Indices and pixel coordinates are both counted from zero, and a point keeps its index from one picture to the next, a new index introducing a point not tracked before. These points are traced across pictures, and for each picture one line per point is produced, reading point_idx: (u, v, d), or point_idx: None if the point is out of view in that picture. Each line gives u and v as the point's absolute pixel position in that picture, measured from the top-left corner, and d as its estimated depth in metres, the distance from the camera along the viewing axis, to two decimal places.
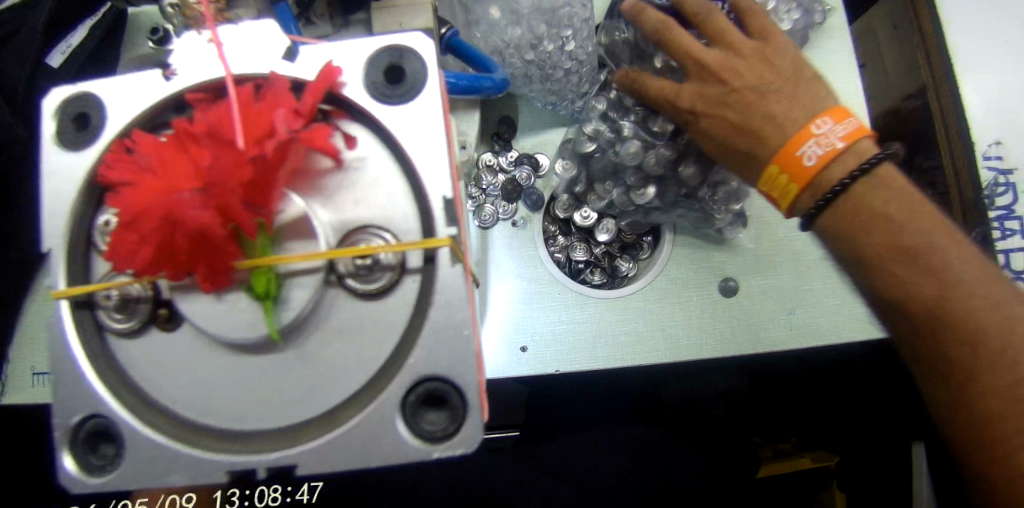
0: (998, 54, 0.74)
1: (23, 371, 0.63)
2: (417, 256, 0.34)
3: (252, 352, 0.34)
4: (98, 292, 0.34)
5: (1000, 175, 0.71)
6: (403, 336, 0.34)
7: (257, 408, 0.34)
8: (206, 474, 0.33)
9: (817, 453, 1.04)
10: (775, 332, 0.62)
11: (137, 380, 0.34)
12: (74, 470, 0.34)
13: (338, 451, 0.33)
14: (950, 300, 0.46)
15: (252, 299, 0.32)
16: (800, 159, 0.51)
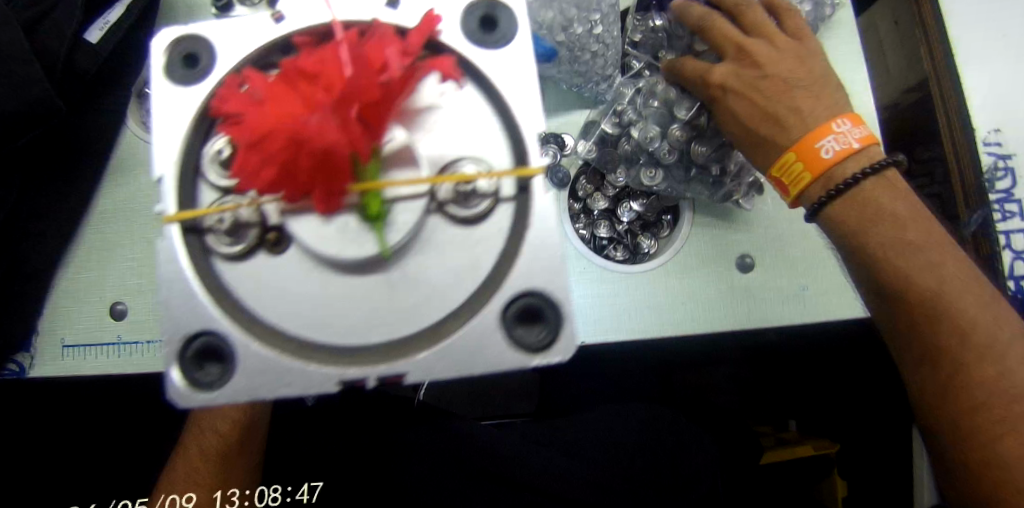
0: (996, 46, 0.76)
1: (54, 344, 0.64)
2: (509, 185, 0.36)
3: (357, 275, 0.35)
4: (208, 216, 0.35)
5: (999, 160, 0.73)
6: (495, 266, 0.36)
7: (359, 327, 0.35)
8: (318, 386, 0.34)
9: (818, 441, 1.11)
10: (789, 307, 0.64)
11: (242, 302, 0.35)
12: (182, 385, 0.35)
13: (445, 363, 0.35)
14: (948, 297, 0.53)
15: (361, 220, 0.33)
16: (818, 151, 0.56)
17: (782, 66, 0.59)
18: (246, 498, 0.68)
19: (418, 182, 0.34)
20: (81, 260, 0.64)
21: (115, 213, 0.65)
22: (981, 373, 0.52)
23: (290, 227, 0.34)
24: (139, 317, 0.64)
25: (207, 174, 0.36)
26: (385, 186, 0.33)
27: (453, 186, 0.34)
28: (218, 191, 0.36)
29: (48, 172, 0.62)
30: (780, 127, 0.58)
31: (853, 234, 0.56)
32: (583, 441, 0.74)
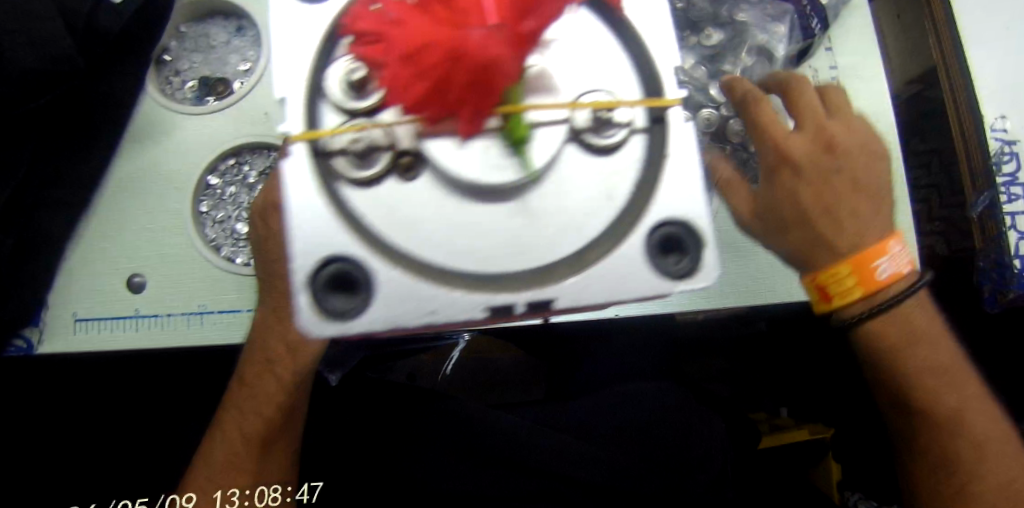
0: (1001, 38, 0.76)
1: (65, 317, 0.61)
2: (642, 118, 0.33)
3: (491, 200, 0.32)
4: (337, 136, 0.32)
5: (1004, 145, 0.73)
6: (634, 195, 0.33)
7: (481, 261, 0.32)
8: (465, 312, 0.31)
9: (812, 426, 1.14)
10: None
11: (371, 226, 0.32)
12: (314, 313, 0.31)
13: (593, 284, 0.32)
14: (966, 415, 0.61)
15: (505, 145, 0.31)
16: (876, 270, 0.55)
17: (847, 163, 0.57)
18: (246, 498, 0.61)
19: (557, 109, 0.32)
20: (99, 229, 0.62)
21: (136, 182, 0.63)
22: (983, 481, 0.60)
23: (427, 148, 0.31)
24: (159, 289, 0.62)
25: (331, 92, 0.32)
26: (527, 110, 0.31)
27: (592, 112, 0.32)
28: (343, 113, 0.32)
29: (64, 136, 0.60)
30: (836, 232, 0.55)
31: (888, 350, 0.60)
32: (595, 421, 0.77)
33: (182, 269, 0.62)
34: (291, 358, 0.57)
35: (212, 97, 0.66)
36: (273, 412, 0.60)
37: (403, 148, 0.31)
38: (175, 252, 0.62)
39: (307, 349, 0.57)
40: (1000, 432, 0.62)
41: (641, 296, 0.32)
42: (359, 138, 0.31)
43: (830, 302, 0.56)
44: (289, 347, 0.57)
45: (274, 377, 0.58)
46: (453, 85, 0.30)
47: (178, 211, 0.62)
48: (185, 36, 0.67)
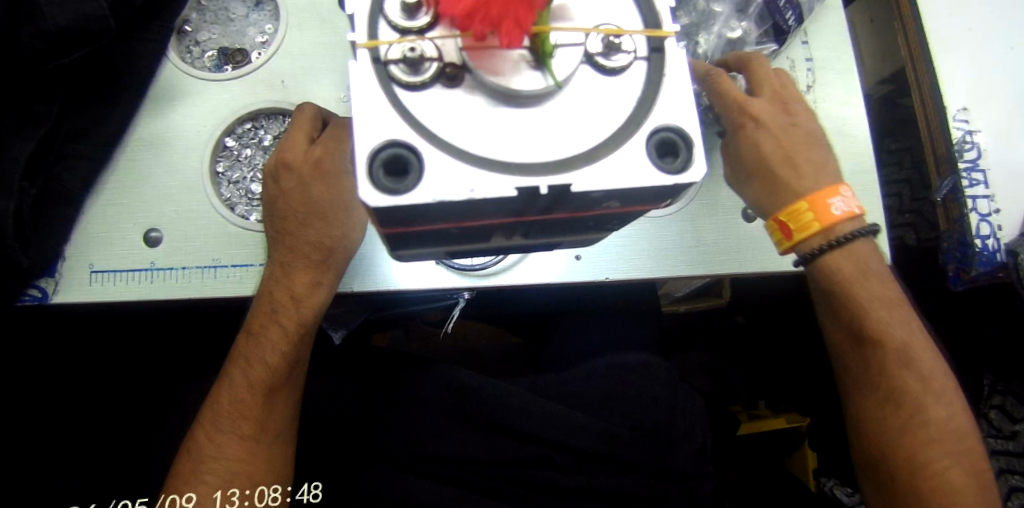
0: (964, 38, 0.82)
1: (80, 269, 0.64)
2: (642, 48, 0.30)
3: (532, 104, 0.28)
4: (389, 44, 0.28)
5: (966, 134, 0.80)
6: (640, 99, 0.29)
7: (504, 150, 0.27)
8: (499, 191, 0.27)
9: (790, 415, 1.17)
10: None
11: (411, 112, 0.28)
12: (372, 187, 0.26)
13: (631, 166, 0.28)
14: (913, 349, 0.63)
15: (533, 62, 0.27)
16: (830, 207, 0.60)
17: (798, 120, 0.62)
18: (246, 498, 0.61)
19: (575, 33, 0.28)
20: (118, 187, 0.65)
21: (155, 143, 0.66)
22: (925, 411, 0.62)
23: (471, 62, 0.27)
24: (174, 244, 0.64)
25: (387, 7, 0.28)
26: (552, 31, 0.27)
27: (601, 38, 0.29)
28: (396, 31, 0.28)
29: (88, 96, 0.63)
30: (794, 181, 0.61)
31: (843, 280, 0.62)
32: (580, 389, 0.79)
33: (197, 225, 0.65)
34: (299, 305, 0.60)
35: (230, 66, 0.69)
36: (276, 361, 0.61)
37: (448, 60, 0.28)
38: (189, 209, 0.65)
39: (317, 293, 0.59)
40: (942, 373, 0.64)
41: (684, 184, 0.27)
42: (412, 47, 0.27)
43: (791, 238, 0.62)
44: (296, 295, 0.59)
45: (279, 324, 0.61)
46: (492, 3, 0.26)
47: (194, 170, 0.66)
48: (205, 9, 0.71)
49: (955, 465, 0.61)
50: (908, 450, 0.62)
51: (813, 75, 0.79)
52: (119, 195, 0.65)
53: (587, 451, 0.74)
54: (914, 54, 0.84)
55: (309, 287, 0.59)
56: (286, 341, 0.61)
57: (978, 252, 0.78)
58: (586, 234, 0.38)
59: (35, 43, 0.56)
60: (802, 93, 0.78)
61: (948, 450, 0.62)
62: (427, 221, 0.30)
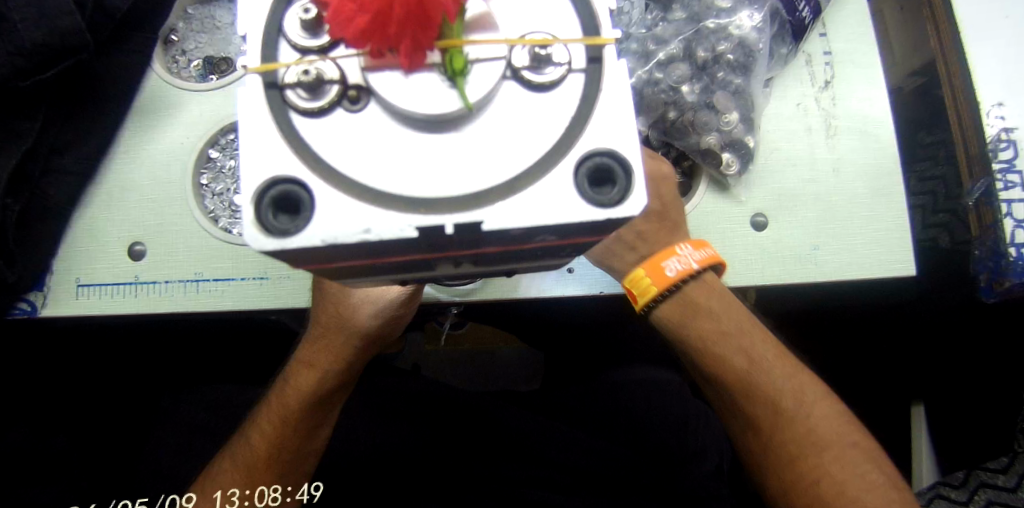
0: (1000, 26, 0.75)
1: (68, 283, 0.63)
2: (579, 57, 0.27)
3: (448, 128, 0.25)
4: (283, 67, 0.25)
5: (1001, 132, 0.73)
6: (571, 119, 0.26)
7: (414, 183, 0.25)
8: (394, 231, 0.24)
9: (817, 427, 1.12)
10: (804, 265, 0.68)
11: (312, 140, 0.25)
12: (255, 228, 0.24)
13: (554, 199, 0.25)
14: (761, 377, 0.60)
15: (444, 78, 0.24)
16: (665, 269, 0.58)
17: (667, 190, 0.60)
18: (246, 498, 0.64)
19: (496, 45, 0.25)
20: (104, 199, 0.64)
21: (138, 154, 0.65)
22: (792, 437, 0.60)
23: (374, 84, 0.24)
24: (159, 258, 0.63)
25: (288, 29, 0.26)
26: (468, 44, 0.24)
27: (526, 50, 0.25)
28: (297, 52, 0.26)
29: (71, 108, 0.62)
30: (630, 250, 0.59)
31: (679, 322, 0.60)
32: (584, 408, 0.78)
33: (181, 238, 0.64)
34: (291, 392, 0.65)
35: (215, 75, 0.68)
36: (258, 438, 0.65)
37: (353, 82, 0.25)
38: (173, 222, 0.64)
39: (308, 378, 0.64)
40: (812, 401, 0.61)
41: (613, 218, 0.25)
42: (307, 69, 0.25)
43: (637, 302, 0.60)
44: (290, 379, 0.66)
45: (269, 406, 0.66)
46: (391, 15, 0.23)
47: (178, 182, 0.65)
48: (192, 18, 0.71)
49: (853, 490, 0.58)
50: (785, 465, 0.60)
51: (832, 70, 0.74)
52: (102, 207, 0.64)
53: (590, 472, 0.72)
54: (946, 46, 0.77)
55: (302, 371, 0.65)
56: (269, 420, 0.65)
57: (1012, 262, 0.71)
58: (542, 259, 0.35)
59: (12, 60, 0.56)
60: (820, 89, 0.73)
61: (838, 466, 0.59)
62: (340, 259, 0.28)
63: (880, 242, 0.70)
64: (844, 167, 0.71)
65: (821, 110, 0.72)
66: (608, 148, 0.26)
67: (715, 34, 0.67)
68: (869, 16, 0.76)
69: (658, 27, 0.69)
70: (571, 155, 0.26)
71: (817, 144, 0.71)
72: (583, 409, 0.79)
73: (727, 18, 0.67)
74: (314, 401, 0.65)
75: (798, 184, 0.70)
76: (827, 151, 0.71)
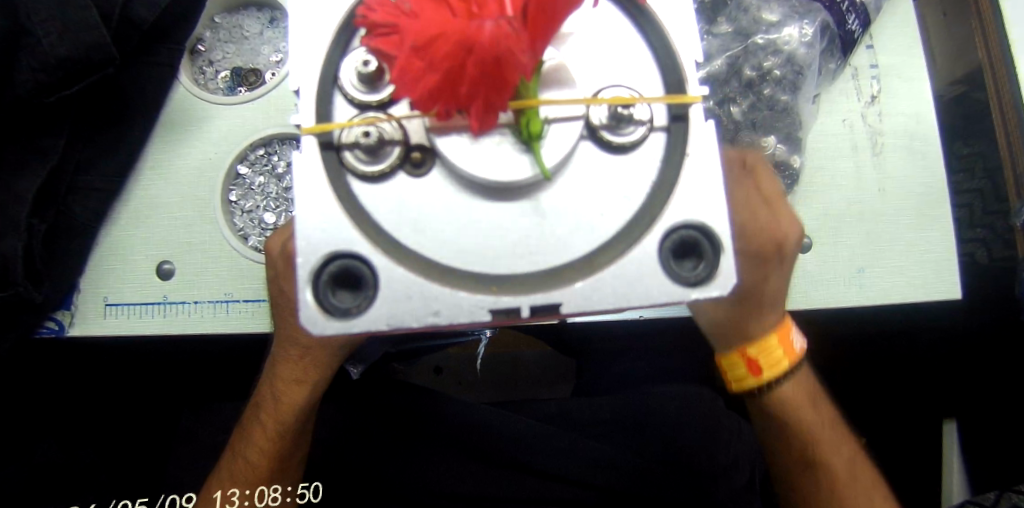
0: None
1: (95, 302, 0.62)
2: (662, 115, 0.31)
3: (508, 199, 0.29)
4: (353, 128, 0.29)
5: None
6: (656, 183, 0.30)
7: (492, 266, 0.29)
8: (468, 314, 0.29)
9: None
10: (849, 288, 0.66)
11: (381, 220, 0.29)
12: (314, 308, 0.28)
13: (608, 288, 0.29)
14: (809, 399, 0.60)
15: (518, 142, 0.28)
16: (794, 344, 0.57)
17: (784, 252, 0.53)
18: (246, 499, 0.61)
19: (575, 106, 0.29)
20: (132, 216, 0.63)
21: (167, 172, 0.64)
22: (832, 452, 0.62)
23: (437, 143, 0.28)
24: (186, 277, 0.62)
25: (348, 86, 0.30)
26: (541, 104, 0.28)
27: (608, 108, 0.29)
28: (354, 106, 0.30)
29: (99, 123, 0.61)
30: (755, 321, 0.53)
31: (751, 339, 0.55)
32: (608, 424, 0.76)
33: (208, 257, 0.63)
34: (280, 406, 0.59)
35: (244, 87, 0.67)
36: (260, 457, 0.60)
37: (416, 142, 0.29)
38: (202, 240, 0.63)
39: (297, 394, 0.58)
40: (819, 403, 0.62)
41: (668, 299, 0.29)
42: (368, 133, 0.29)
43: (757, 375, 0.56)
44: (278, 394, 0.59)
45: (261, 425, 0.60)
46: (465, 75, 0.26)
47: (206, 199, 0.63)
48: (220, 27, 0.69)
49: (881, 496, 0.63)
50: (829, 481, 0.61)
51: (879, 84, 0.70)
52: (129, 224, 0.63)
53: (616, 491, 0.71)
54: (995, 57, 0.74)
55: (288, 385, 0.59)
56: (266, 439, 0.59)
57: None
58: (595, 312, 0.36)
59: (37, 77, 0.55)
60: (866, 104, 0.70)
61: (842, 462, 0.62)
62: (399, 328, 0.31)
63: (925, 263, 0.67)
64: (889, 188, 0.68)
65: (867, 126, 0.69)
66: (688, 221, 0.30)
67: (764, 49, 0.64)
68: (917, 26, 0.72)
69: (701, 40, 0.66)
70: (658, 229, 0.30)
71: (862, 163, 0.69)
72: (610, 427, 0.76)
73: (775, 34, 0.64)
74: (310, 410, 0.60)
75: (842, 202, 0.67)
76: (873, 169, 0.69)
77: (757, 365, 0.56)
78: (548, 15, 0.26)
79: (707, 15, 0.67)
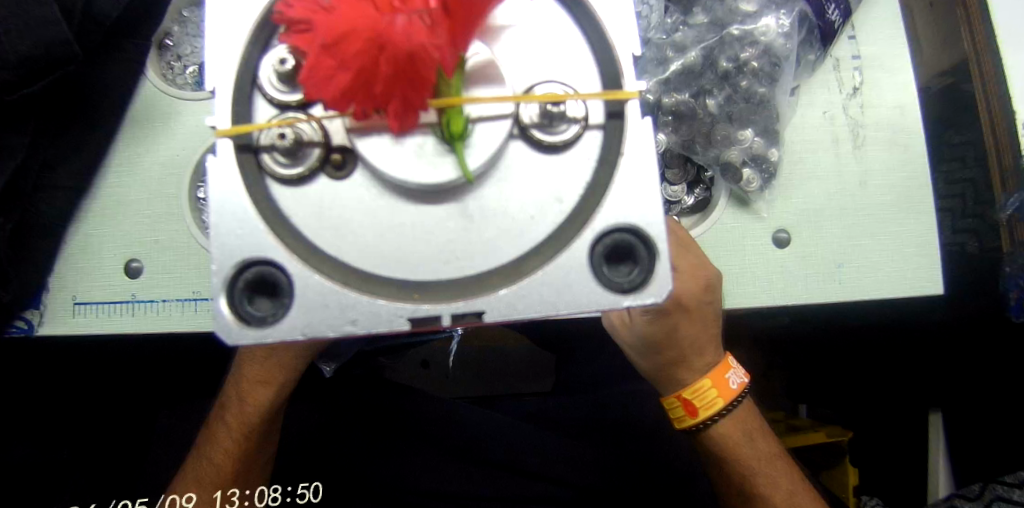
0: None
1: (63, 301, 0.61)
2: (597, 112, 0.32)
3: (428, 203, 0.31)
4: (273, 127, 0.30)
5: None
6: (589, 181, 0.32)
7: (418, 271, 0.31)
8: (386, 322, 0.31)
9: (831, 429, 1.07)
10: (827, 283, 0.65)
11: (301, 228, 0.31)
12: (229, 317, 0.30)
13: (529, 294, 0.31)
14: (742, 432, 0.63)
15: (440, 142, 0.30)
16: (727, 382, 0.60)
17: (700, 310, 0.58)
18: (247, 499, 0.62)
19: (503, 104, 0.30)
20: (99, 214, 0.62)
21: (133, 168, 0.63)
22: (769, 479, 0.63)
23: (358, 144, 0.30)
24: (154, 276, 0.61)
25: (266, 87, 0.31)
26: (466, 103, 0.29)
27: (539, 106, 0.31)
28: (276, 107, 0.32)
29: (62, 120, 0.60)
30: (677, 364, 0.59)
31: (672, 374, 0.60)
32: (594, 423, 0.77)
33: (176, 254, 0.62)
34: (247, 408, 0.59)
35: None
36: (224, 459, 0.59)
37: (339, 143, 0.31)
38: (169, 239, 0.62)
39: (263, 395, 0.58)
40: (759, 435, 0.64)
41: (589, 306, 0.31)
42: (283, 134, 0.30)
43: (694, 416, 0.61)
44: (243, 395, 0.59)
45: (225, 425, 0.59)
46: (376, 78, 0.27)
47: (173, 196, 0.62)
48: (188, 21, 0.67)
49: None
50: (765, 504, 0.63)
51: (861, 75, 0.70)
52: (96, 222, 0.62)
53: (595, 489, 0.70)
54: (981, 49, 0.73)
55: (254, 385, 0.59)
56: (233, 441, 0.59)
57: None
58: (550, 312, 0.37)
59: None
60: (847, 96, 0.69)
61: (764, 473, 0.63)
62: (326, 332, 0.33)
63: (904, 258, 0.67)
64: (871, 180, 0.68)
65: (848, 118, 0.69)
66: (617, 225, 0.31)
67: (740, 41, 0.63)
68: (902, 16, 0.71)
69: (679, 33, 0.64)
70: (585, 235, 0.31)
71: (843, 155, 0.68)
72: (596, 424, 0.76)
73: (752, 25, 0.63)
74: (275, 412, 0.60)
75: (823, 196, 0.67)
76: (855, 163, 0.68)
77: (692, 405, 0.60)
78: (461, 10, 0.27)
79: (683, 6, 0.66)
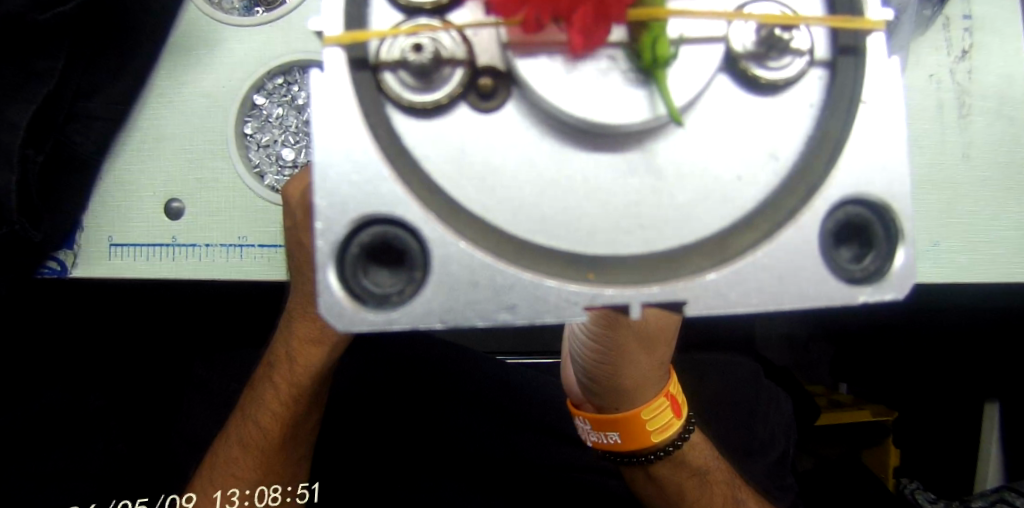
0: None
1: (99, 241, 0.58)
2: (825, 46, 0.26)
3: (607, 151, 0.26)
4: (405, 41, 0.25)
5: None
6: (810, 134, 0.26)
7: (604, 242, 0.26)
8: (556, 310, 0.25)
9: (877, 407, 1.02)
10: (920, 263, 0.59)
11: (435, 175, 0.25)
12: (341, 295, 0.24)
13: (744, 286, 0.25)
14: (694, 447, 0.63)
15: (631, 69, 0.25)
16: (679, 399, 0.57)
17: (628, 354, 0.51)
18: (246, 499, 0.59)
19: (714, 23, 0.25)
20: (139, 149, 0.58)
21: (177, 101, 0.58)
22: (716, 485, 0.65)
23: (517, 63, 0.25)
24: (197, 218, 0.57)
25: None
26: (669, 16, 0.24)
27: (759, 30, 0.25)
28: (401, 10, 0.26)
29: (100, 46, 0.54)
30: (641, 374, 0.52)
31: (643, 386, 0.53)
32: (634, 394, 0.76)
33: (222, 196, 0.57)
34: (297, 369, 0.56)
35: (262, 7, 0.60)
36: (270, 422, 0.57)
37: (483, 64, 0.26)
38: (215, 178, 0.58)
39: (315, 355, 0.56)
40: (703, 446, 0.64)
41: (798, 305, 0.25)
42: (418, 47, 0.24)
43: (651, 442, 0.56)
44: (293, 355, 0.56)
45: (274, 387, 0.57)
46: None
47: (219, 134, 0.58)
48: None
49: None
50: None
51: (971, 37, 0.61)
52: (135, 158, 0.58)
53: None
54: None
55: (306, 346, 0.56)
56: (281, 404, 0.57)
57: None
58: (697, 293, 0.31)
59: None
60: (954, 59, 0.61)
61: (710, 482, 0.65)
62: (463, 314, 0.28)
63: (1006, 240, 0.60)
64: (976, 153, 0.60)
65: (955, 84, 0.61)
66: (855, 194, 0.25)
67: None
68: None
69: None
70: (818, 206, 0.25)
71: (948, 125, 0.60)
72: None
73: None
74: (325, 374, 0.58)
75: (922, 166, 0.60)
76: (961, 134, 0.60)
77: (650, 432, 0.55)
78: None
79: None
